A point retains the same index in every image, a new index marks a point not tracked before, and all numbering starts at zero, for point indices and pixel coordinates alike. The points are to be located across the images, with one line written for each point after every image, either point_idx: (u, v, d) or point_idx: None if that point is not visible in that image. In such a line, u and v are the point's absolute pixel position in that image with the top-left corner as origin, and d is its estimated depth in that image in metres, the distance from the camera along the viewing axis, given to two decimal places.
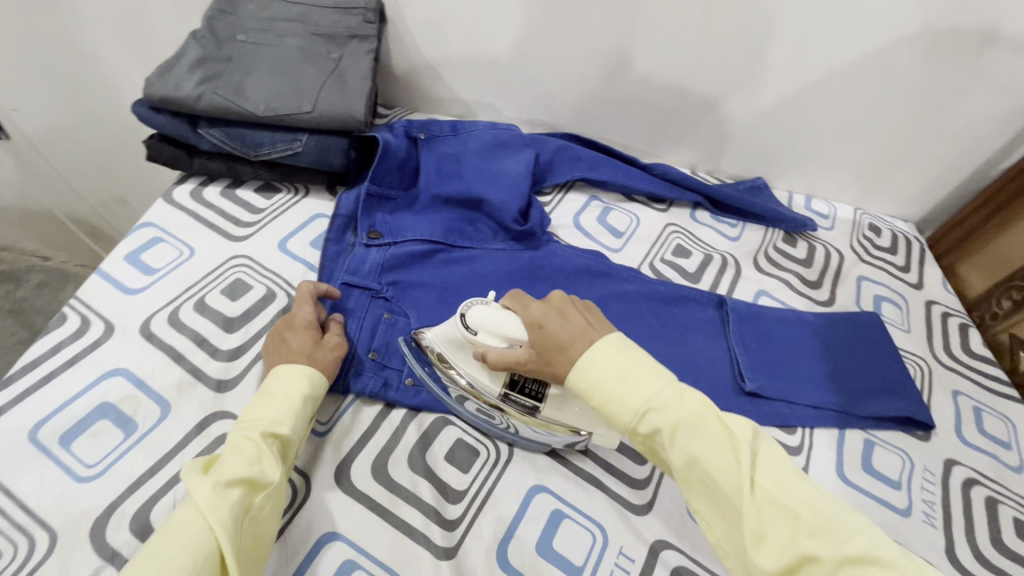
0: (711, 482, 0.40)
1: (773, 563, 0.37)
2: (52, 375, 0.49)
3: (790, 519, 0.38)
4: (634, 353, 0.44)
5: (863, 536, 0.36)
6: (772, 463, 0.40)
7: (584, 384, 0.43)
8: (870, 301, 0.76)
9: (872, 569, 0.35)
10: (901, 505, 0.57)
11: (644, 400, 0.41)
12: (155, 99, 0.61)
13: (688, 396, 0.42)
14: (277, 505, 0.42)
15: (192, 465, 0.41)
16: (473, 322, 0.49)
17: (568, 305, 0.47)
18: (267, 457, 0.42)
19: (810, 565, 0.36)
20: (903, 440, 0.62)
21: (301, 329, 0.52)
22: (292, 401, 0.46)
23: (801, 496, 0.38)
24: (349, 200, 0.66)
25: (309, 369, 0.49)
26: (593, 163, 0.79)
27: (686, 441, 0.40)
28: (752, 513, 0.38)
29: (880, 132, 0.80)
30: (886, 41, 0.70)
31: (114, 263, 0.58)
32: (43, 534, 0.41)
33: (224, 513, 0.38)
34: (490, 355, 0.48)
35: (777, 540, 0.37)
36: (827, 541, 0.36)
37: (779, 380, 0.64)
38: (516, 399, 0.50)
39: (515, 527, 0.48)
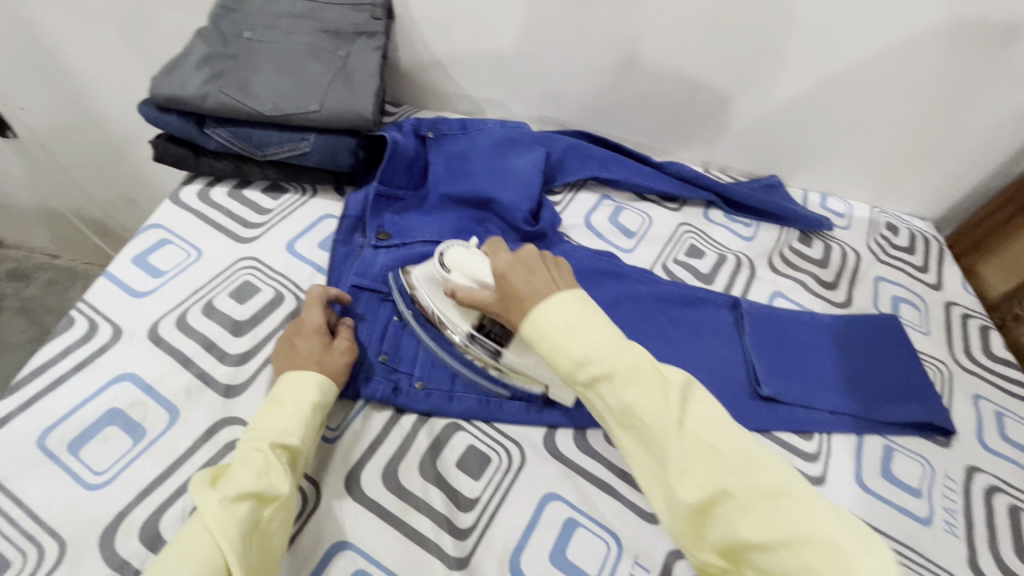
0: (642, 426, 0.41)
1: (693, 497, 0.39)
2: (60, 380, 0.49)
3: (712, 456, 0.39)
4: (584, 306, 0.45)
5: (775, 472, 0.39)
6: (700, 408, 0.42)
7: (533, 333, 0.45)
8: (889, 302, 0.75)
9: (780, 501, 0.37)
10: (921, 513, 0.56)
11: (585, 351, 0.42)
12: (161, 98, 0.60)
13: (627, 347, 0.43)
14: (287, 517, 0.41)
15: (201, 478, 0.41)
16: (449, 261, 0.53)
17: (536, 261, 0.49)
18: (276, 469, 0.42)
19: (725, 498, 0.38)
20: (923, 446, 0.61)
21: (310, 334, 0.51)
22: (300, 409, 0.46)
23: (725, 437, 0.40)
24: (358, 201, 0.65)
25: (318, 376, 0.48)
26: (605, 162, 0.77)
27: (622, 389, 0.42)
28: (678, 453, 0.40)
29: (898, 128, 0.78)
30: (907, 35, 0.68)
31: (122, 266, 0.58)
32: (53, 542, 0.41)
33: (232, 528, 0.37)
34: (458, 292, 0.52)
35: (699, 476, 0.39)
36: (743, 476, 0.38)
37: (796, 384, 0.63)
38: (482, 342, 0.53)
39: (528, 535, 0.48)
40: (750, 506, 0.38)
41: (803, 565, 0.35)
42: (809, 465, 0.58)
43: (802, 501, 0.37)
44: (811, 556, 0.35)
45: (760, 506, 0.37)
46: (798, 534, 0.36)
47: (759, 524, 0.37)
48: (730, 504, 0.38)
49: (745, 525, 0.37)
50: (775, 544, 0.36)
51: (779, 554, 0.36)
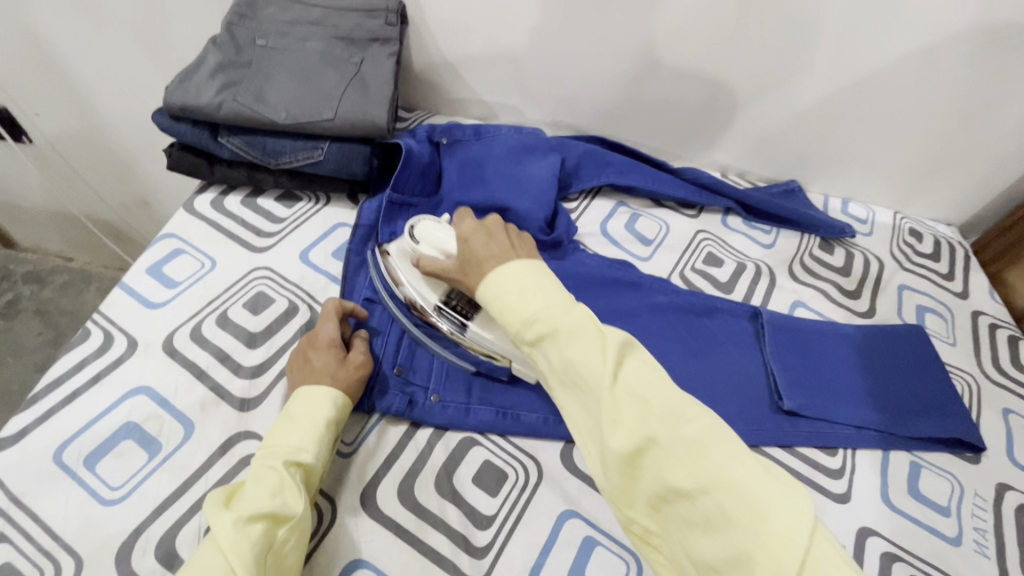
0: (580, 380, 0.41)
1: (621, 446, 0.38)
2: (77, 393, 0.49)
3: (642, 406, 0.38)
4: (538, 275, 0.46)
5: (704, 422, 0.37)
6: (638, 362, 0.41)
7: (489, 295, 0.47)
8: (913, 311, 0.73)
9: (703, 449, 0.36)
10: (950, 533, 0.54)
11: (533, 310, 0.43)
12: (175, 108, 0.60)
13: (574, 307, 0.43)
14: (302, 536, 0.41)
15: (215, 497, 0.40)
16: (420, 233, 0.55)
17: (497, 229, 0.52)
18: (290, 488, 0.41)
19: (651, 447, 0.37)
20: (952, 463, 0.59)
21: (324, 347, 0.51)
22: (315, 425, 0.45)
23: (659, 388, 0.39)
24: (371, 209, 0.64)
25: (332, 391, 0.48)
26: (621, 168, 0.76)
27: (564, 344, 0.41)
28: (610, 403, 0.39)
29: (924, 132, 0.76)
30: (935, 38, 0.66)
31: (137, 276, 0.58)
32: (70, 560, 0.41)
33: (246, 550, 0.37)
34: (424, 262, 0.54)
35: (629, 426, 0.38)
36: (670, 426, 0.37)
37: (819, 398, 0.61)
38: (448, 314, 0.54)
39: (546, 554, 0.47)
40: (676, 455, 0.36)
41: (721, 513, 0.34)
42: (833, 481, 0.57)
43: (727, 450, 0.36)
44: (729, 502, 0.34)
45: (684, 454, 0.36)
46: (716, 480, 0.35)
47: (682, 472, 0.36)
48: (657, 454, 0.37)
49: (670, 474, 0.36)
50: (696, 491, 0.35)
51: (700, 502, 0.35)
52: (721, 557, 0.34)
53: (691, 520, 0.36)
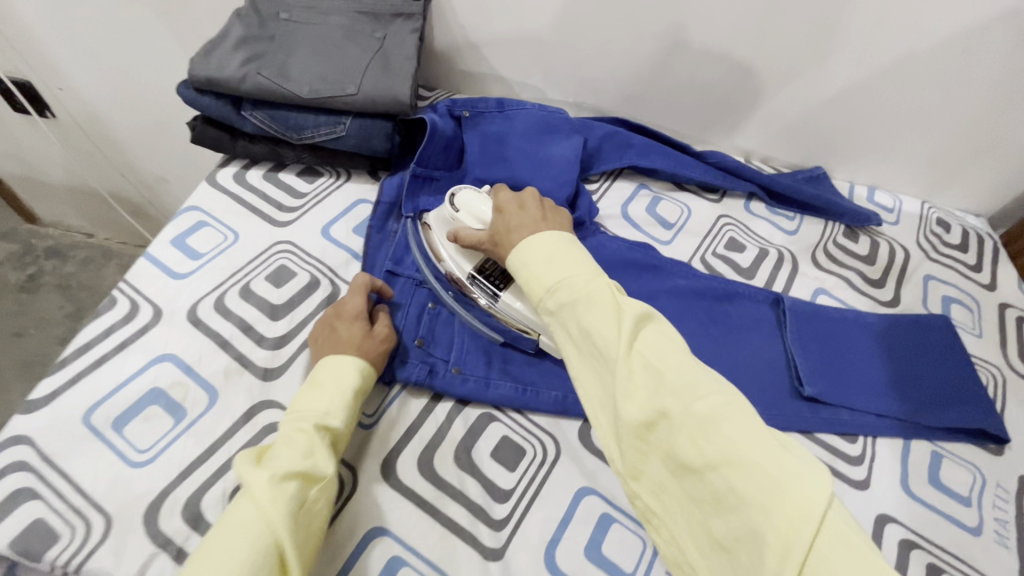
0: (596, 351, 0.41)
1: (634, 416, 0.37)
2: (104, 359, 0.49)
3: (657, 379, 0.38)
4: (569, 246, 0.46)
5: (720, 398, 0.36)
6: (654, 336, 0.40)
7: (516, 263, 0.47)
8: (939, 302, 0.71)
9: (717, 425, 0.35)
10: (971, 523, 0.54)
11: (557, 278, 0.44)
12: (200, 80, 0.59)
13: (597, 278, 0.43)
14: (330, 498, 0.42)
15: (246, 455, 0.41)
16: (460, 202, 0.57)
17: (530, 201, 0.53)
18: (320, 450, 0.42)
19: (664, 421, 0.37)
20: (974, 454, 0.58)
21: (351, 319, 0.51)
22: (342, 392, 0.46)
23: (676, 363, 0.38)
24: (392, 186, 0.65)
25: (358, 361, 0.48)
26: (644, 150, 0.75)
27: (583, 313, 0.41)
28: (625, 373, 0.38)
29: (960, 119, 0.74)
30: (975, 22, 0.64)
31: (161, 247, 0.58)
32: (99, 518, 0.41)
33: (281, 507, 0.38)
34: (460, 232, 0.55)
35: (642, 398, 0.38)
36: (684, 399, 0.36)
37: (840, 385, 0.60)
38: (481, 283, 0.55)
39: (563, 529, 0.47)
40: (688, 430, 0.36)
41: (730, 490, 0.34)
42: (853, 468, 0.57)
43: (740, 425, 0.35)
44: (739, 481, 0.33)
45: (697, 429, 0.35)
46: (728, 457, 0.34)
47: (694, 447, 0.35)
48: (668, 427, 0.37)
49: (680, 450, 0.36)
50: (706, 467, 0.35)
51: (710, 478, 0.35)
52: (730, 534, 0.34)
53: (700, 497, 0.36)
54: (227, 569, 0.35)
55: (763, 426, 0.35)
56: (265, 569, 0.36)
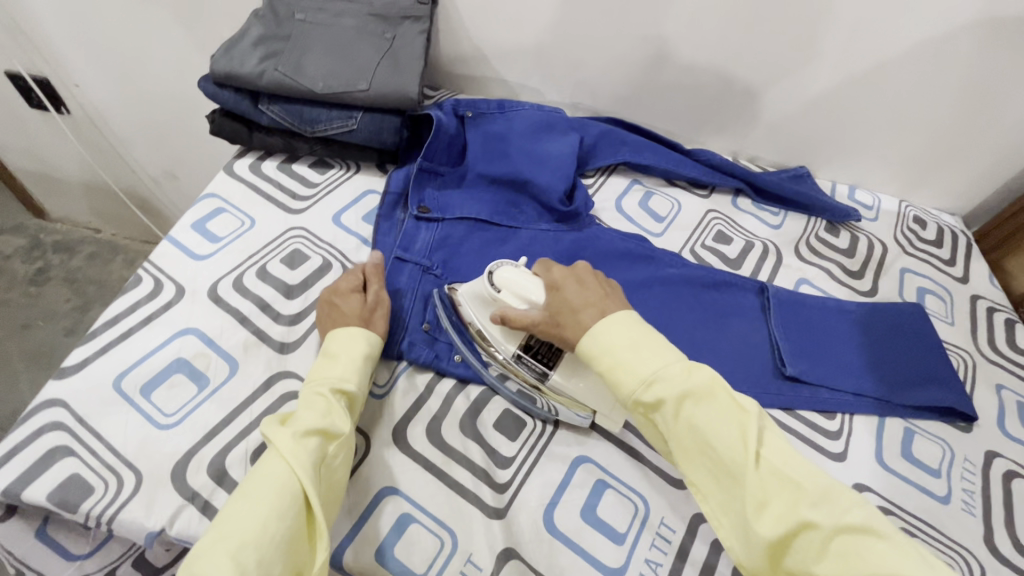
0: (714, 453, 0.43)
1: (772, 529, 0.40)
2: (131, 331, 0.53)
3: (793, 490, 0.41)
4: (649, 331, 0.48)
5: (858, 508, 0.40)
6: (774, 440, 0.44)
7: (595, 347, 0.48)
8: (914, 293, 0.76)
9: (863, 537, 0.38)
10: (940, 493, 0.58)
11: (652, 371, 0.45)
12: (220, 75, 0.63)
13: (699, 373, 0.46)
14: (349, 454, 0.45)
15: (270, 418, 0.45)
16: (500, 280, 0.54)
17: (587, 275, 0.53)
18: (337, 411, 0.46)
19: (807, 531, 0.39)
20: (945, 431, 0.62)
21: (348, 294, 0.55)
22: (353, 359, 0.50)
23: (804, 470, 0.42)
24: (399, 178, 0.69)
25: (360, 328, 0.52)
26: (637, 147, 0.79)
27: (696, 412, 0.44)
28: (756, 483, 0.41)
29: (933, 121, 0.78)
30: (942, 30, 0.69)
31: (182, 231, 0.62)
32: (130, 474, 0.45)
33: (303, 458, 0.41)
34: (509, 313, 0.53)
35: (778, 509, 0.40)
36: (826, 511, 0.39)
37: (820, 366, 0.65)
38: (528, 362, 0.54)
39: (561, 492, 0.51)
40: (833, 544, 0.38)
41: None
42: (832, 442, 0.60)
43: (890, 540, 0.38)
44: None
45: (842, 541, 0.38)
46: (882, 572, 0.36)
47: (844, 562, 0.38)
48: (809, 538, 0.39)
49: (823, 564, 0.38)
50: None
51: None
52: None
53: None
54: (257, 516, 0.38)
55: (906, 539, 0.38)
56: (292, 511, 0.39)
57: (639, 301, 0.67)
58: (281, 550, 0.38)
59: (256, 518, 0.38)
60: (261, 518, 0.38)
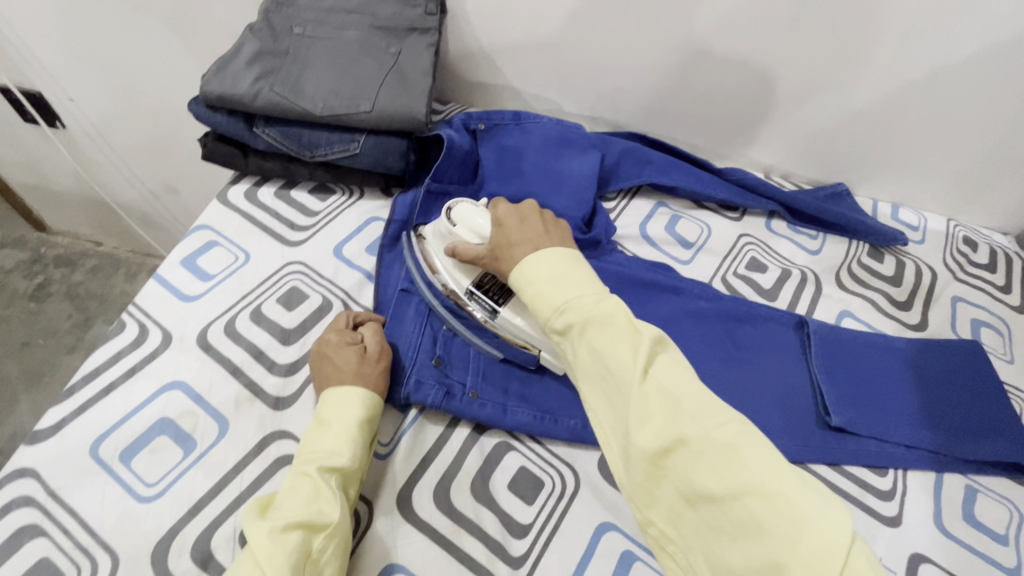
0: (606, 373, 0.39)
1: (649, 444, 0.36)
2: (112, 386, 0.48)
3: (675, 407, 0.36)
4: (574, 262, 0.45)
5: (738, 424, 0.35)
6: (671, 362, 0.39)
7: (520, 280, 0.45)
8: (967, 325, 0.69)
9: (736, 453, 0.33)
10: (1009, 563, 0.52)
11: (565, 298, 0.42)
12: (212, 97, 0.58)
13: (606, 298, 0.42)
14: (341, 544, 0.40)
15: (253, 508, 0.40)
16: (456, 215, 0.55)
17: (532, 214, 0.51)
18: (324, 495, 0.41)
19: (681, 448, 0.35)
20: (1010, 488, 0.56)
21: (341, 345, 0.50)
22: (346, 429, 0.45)
23: (691, 387, 0.37)
24: (405, 204, 0.64)
25: (355, 387, 0.47)
26: (664, 166, 0.73)
27: (593, 332, 0.40)
28: (638, 398, 0.37)
29: (990, 137, 0.71)
30: (1008, 39, 0.62)
31: (171, 268, 0.57)
32: (106, 558, 0.40)
33: (281, 561, 0.37)
34: (458, 246, 0.54)
35: (659, 424, 0.36)
36: (704, 427, 0.35)
37: (870, 416, 0.58)
38: (479, 299, 0.54)
39: (584, 568, 0.46)
40: (708, 459, 0.34)
41: (756, 523, 0.31)
42: (884, 504, 0.54)
43: (764, 455, 0.33)
44: (762, 510, 0.31)
45: (715, 456, 0.34)
46: (751, 487, 0.32)
47: (713, 476, 0.33)
48: (685, 455, 0.35)
49: (697, 479, 0.34)
50: (728, 497, 0.33)
51: (729, 507, 0.33)
52: (748, 567, 0.31)
53: (718, 526, 0.33)
54: None
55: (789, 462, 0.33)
56: None
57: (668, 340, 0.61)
58: None
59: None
60: None
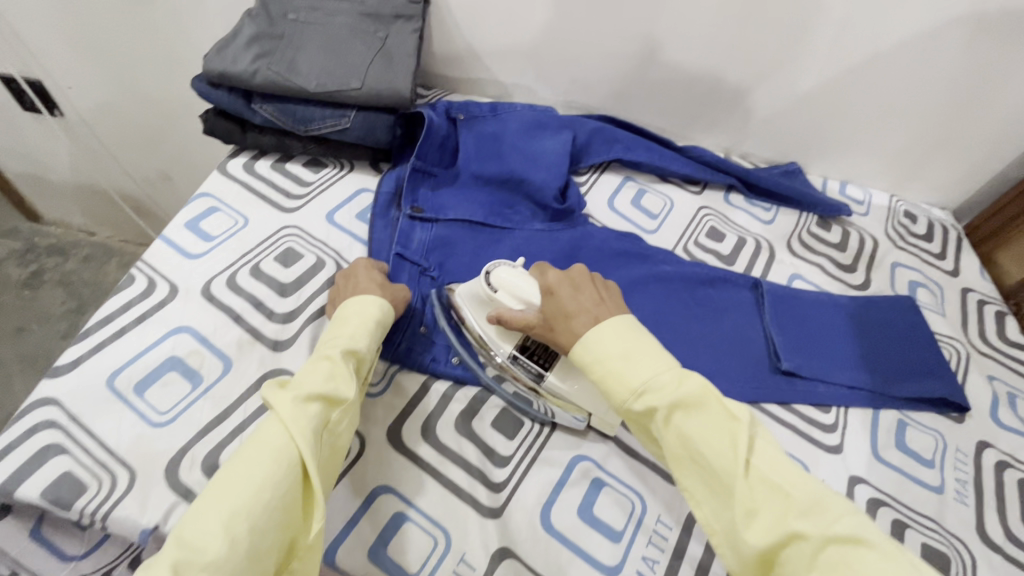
0: (703, 463, 0.44)
1: (761, 539, 0.40)
2: (124, 330, 0.53)
3: (781, 499, 0.41)
4: (640, 336, 0.48)
5: (851, 518, 0.39)
6: (765, 449, 0.43)
7: (587, 357, 0.49)
8: (905, 286, 0.76)
9: (855, 547, 0.37)
10: (934, 482, 0.59)
11: (643, 379, 0.46)
12: (215, 74, 0.64)
13: (686, 380, 0.46)
14: (350, 417, 0.48)
15: (271, 381, 0.46)
16: (497, 280, 0.56)
17: (584, 280, 0.53)
18: (341, 376, 0.47)
19: (796, 542, 0.39)
20: (937, 421, 0.63)
21: (369, 271, 0.58)
22: (364, 326, 0.52)
23: (795, 479, 0.41)
24: (392, 178, 0.70)
25: (379, 298, 0.55)
26: (629, 144, 0.80)
27: (685, 421, 0.44)
28: (744, 492, 0.41)
29: (922, 117, 0.79)
30: (929, 27, 0.70)
31: (175, 230, 0.62)
32: (123, 472, 0.45)
33: (306, 424, 0.43)
34: (505, 314, 0.55)
35: (767, 519, 0.40)
36: (815, 521, 0.39)
37: (815, 360, 0.65)
38: (524, 363, 0.55)
39: (558, 492, 0.52)
40: (824, 555, 0.38)
41: None
42: (826, 435, 0.61)
43: (882, 551, 0.37)
44: None
45: (834, 551, 0.38)
46: None
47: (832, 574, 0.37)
48: (799, 548, 0.39)
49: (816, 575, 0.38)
50: None
51: None
52: None
53: None
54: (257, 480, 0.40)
55: (902, 552, 0.37)
56: (291, 474, 0.41)
57: (634, 299, 0.67)
58: (277, 515, 0.40)
59: (254, 481, 0.40)
60: (261, 480, 0.40)
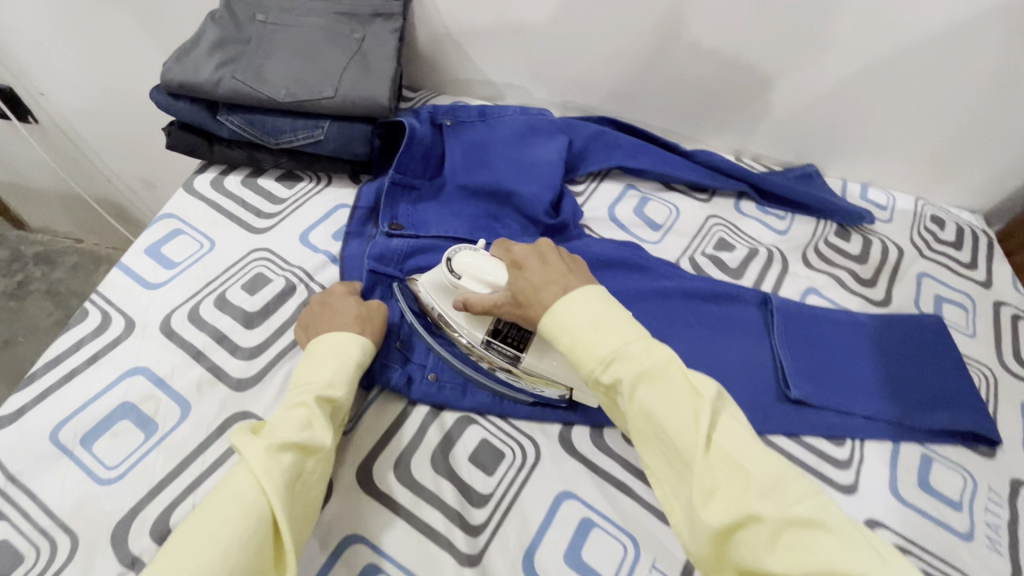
0: (666, 439, 0.40)
1: (717, 519, 0.36)
2: (74, 373, 0.48)
3: (742, 477, 0.37)
4: (610, 306, 0.44)
5: (812, 500, 0.36)
6: (731, 424, 0.40)
7: (555, 328, 0.45)
8: (931, 301, 0.70)
9: (813, 531, 0.34)
10: (962, 528, 0.53)
11: (611, 348, 0.42)
12: (174, 85, 0.58)
13: (653, 350, 0.42)
14: (325, 470, 0.44)
15: (241, 428, 0.42)
16: (458, 266, 0.53)
17: (550, 252, 0.50)
18: (316, 423, 0.43)
19: (753, 524, 0.35)
20: (966, 457, 0.57)
21: (345, 297, 0.53)
22: (344, 366, 0.48)
23: (757, 457, 0.38)
24: (371, 191, 0.64)
25: (358, 335, 0.50)
26: (631, 150, 0.74)
27: (650, 394, 0.41)
28: (705, 469, 0.38)
29: (954, 115, 0.72)
30: (965, 16, 0.63)
31: (135, 256, 0.57)
32: (66, 538, 0.41)
33: (277, 476, 0.39)
34: (471, 300, 0.51)
35: (726, 498, 0.37)
36: (775, 502, 0.36)
37: (829, 388, 0.59)
38: (498, 347, 0.53)
39: (541, 538, 0.47)
40: (781, 537, 0.35)
41: None
42: (840, 472, 0.56)
43: (842, 537, 0.34)
44: None
45: (792, 534, 0.34)
46: (831, 568, 0.32)
47: (788, 558, 0.34)
48: (756, 530, 0.35)
49: (771, 557, 0.34)
50: None
51: None
52: None
53: None
54: (215, 540, 0.35)
55: (864, 539, 0.34)
56: (258, 536, 0.37)
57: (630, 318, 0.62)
58: None
59: (215, 542, 0.35)
60: (221, 544, 0.35)
